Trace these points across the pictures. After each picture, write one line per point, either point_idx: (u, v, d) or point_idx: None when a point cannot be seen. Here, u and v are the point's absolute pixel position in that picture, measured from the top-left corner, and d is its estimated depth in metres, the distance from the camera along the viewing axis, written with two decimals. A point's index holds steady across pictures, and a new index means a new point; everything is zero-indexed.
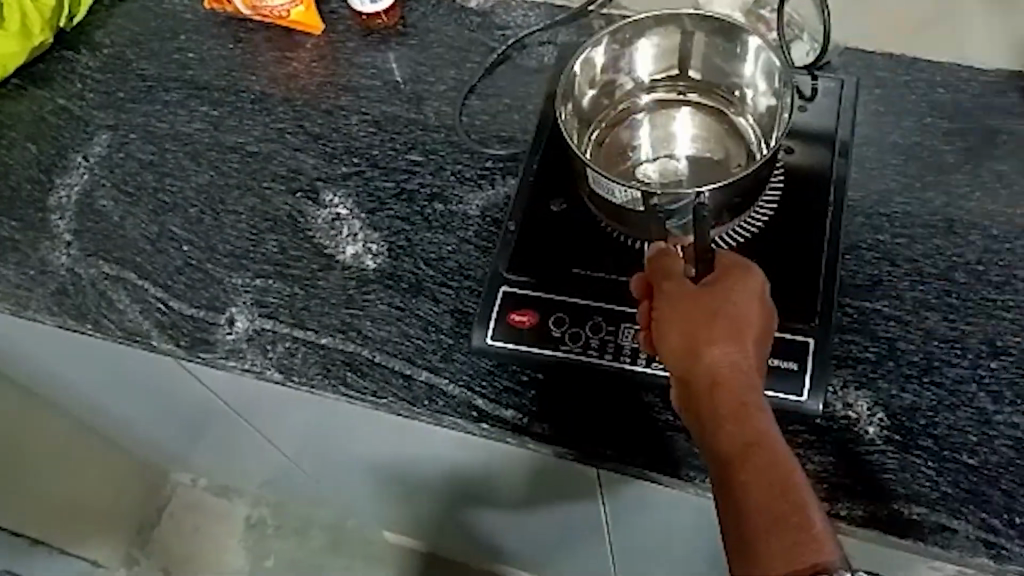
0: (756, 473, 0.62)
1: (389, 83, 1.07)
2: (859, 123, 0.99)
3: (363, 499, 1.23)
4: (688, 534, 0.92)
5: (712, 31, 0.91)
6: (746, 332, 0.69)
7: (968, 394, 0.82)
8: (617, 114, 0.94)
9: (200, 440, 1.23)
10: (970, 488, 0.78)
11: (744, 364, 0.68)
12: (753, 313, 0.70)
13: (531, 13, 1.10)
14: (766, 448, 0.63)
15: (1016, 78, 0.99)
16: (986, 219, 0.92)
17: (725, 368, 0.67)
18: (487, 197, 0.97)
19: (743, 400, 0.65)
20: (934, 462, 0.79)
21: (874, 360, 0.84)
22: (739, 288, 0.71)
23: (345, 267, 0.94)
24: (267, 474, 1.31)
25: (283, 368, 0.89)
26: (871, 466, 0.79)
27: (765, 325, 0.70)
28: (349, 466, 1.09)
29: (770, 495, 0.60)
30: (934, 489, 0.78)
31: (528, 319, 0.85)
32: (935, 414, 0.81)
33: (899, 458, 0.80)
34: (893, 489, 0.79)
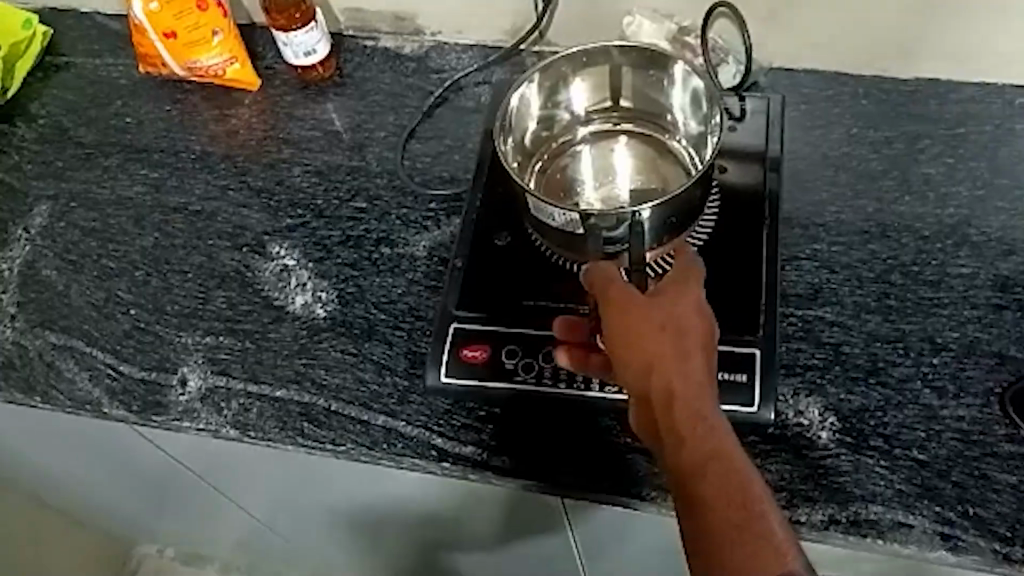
0: (715, 485, 0.63)
1: (330, 133, 1.08)
2: (786, 138, 1.02)
3: (334, 552, 1.22)
4: (656, 553, 0.92)
5: (640, 62, 0.92)
6: (694, 343, 0.70)
7: (913, 391, 0.84)
8: (556, 149, 0.96)
9: (167, 508, 1.21)
10: (923, 482, 0.80)
11: (696, 376, 0.68)
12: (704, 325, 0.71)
13: (465, 55, 1.12)
14: (724, 460, 0.64)
15: (935, 85, 1.03)
16: (917, 221, 0.95)
17: (680, 378, 0.68)
18: (433, 237, 0.98)
19: (698, 409, 0.66)
20: (885, 459, 0.81)
21: (821, 366, 0.86)
22: (682, 301, 0.72)
23: (294, 318, 0.94)
24: (236, 536, 1.29)
25: (239, 425, 0.88)
26: (826, 469, 0.81)
27: (711, 335, 0.71)
28: (316, 519, 1.08)
29: (732, 509, 0.61)
30: (887, 487, 0.80)
31: (480, 354, 0.86)
32: (883, 413, 0.83)
33: (853, 460, 0.81)
34: (848, 488, 0.80)
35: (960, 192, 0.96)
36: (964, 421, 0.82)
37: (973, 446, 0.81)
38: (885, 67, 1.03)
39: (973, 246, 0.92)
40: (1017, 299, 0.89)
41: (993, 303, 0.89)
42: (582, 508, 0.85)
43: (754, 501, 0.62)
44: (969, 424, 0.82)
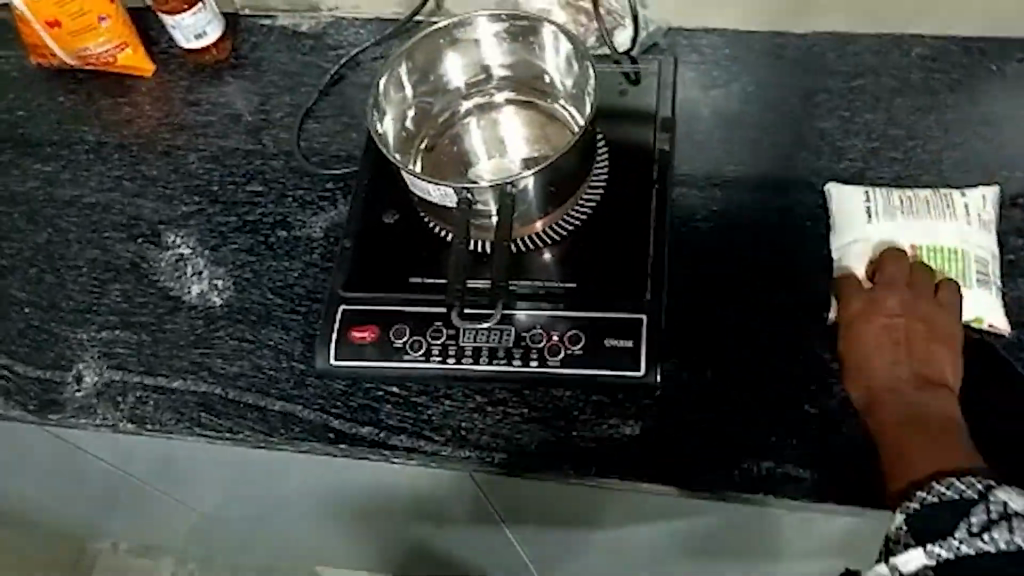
0: (902, 465, 0.74)
1: (227, 116, 1.06)
2: (681, 102, 1.02)
3: (275, 543, 1.19)
4: (581, 524, 0.91)
5: (512, 31, 0.91)
6: (866, 358, 0.81)
7: (801, 335, 0.85)
8: (442, 125, 0.95)
9: (103, 512, 1.17)
10: (822, 419, 0.81)
11: (866, 384, 0.80)
12: (887, 328, 0.81)
13: (362, 29, 1.11)
14: (896, 433, 0.76)
15: (829, 39, 1.03)
16: (812, 177, 0.95)
17: (855, 390, 0.81)
18: (330, 218, 0.97)
19: (879, 391, 0.79)
20: (782, 404, 0.82)
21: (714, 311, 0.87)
22: (863, 323, 0.82)
23: (189, 307, 0.93)
24: (178, 537, 1.26)
25: (136, 419, 0.87)
26: (724, 415, 0.82)
27: (881, 336, 0.81)
28: (248, 513, 1.06)
29: (908, 474, 0.73)
30: (784, 429, 0.81)
31: (369, 334, 0.85)
32: (775, 354, 0.85)
33: (748, 402, 0.82)
34: (745, 441, 0.81)
35: (855, 145, 0.97)
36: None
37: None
38: (785, 23, 1.03)
39: None
40: None
41: None
42: (498, 483, 0.84)
43: (916, 460, 0.73)
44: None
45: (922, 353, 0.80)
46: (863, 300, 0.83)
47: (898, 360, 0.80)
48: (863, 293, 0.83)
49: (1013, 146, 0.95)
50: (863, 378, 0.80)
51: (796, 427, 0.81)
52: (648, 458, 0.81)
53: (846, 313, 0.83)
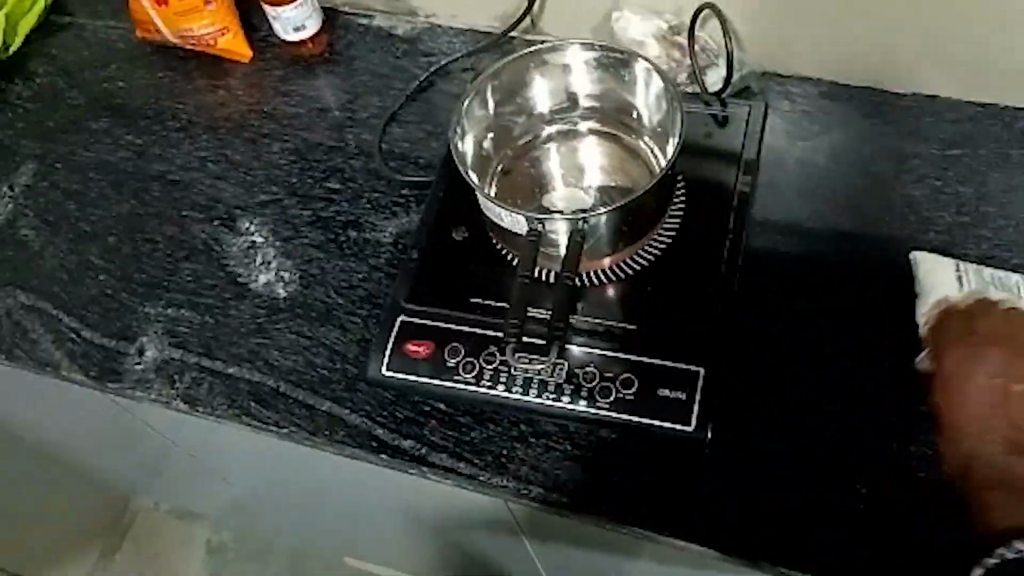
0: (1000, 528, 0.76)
1: (314, 110, 1.08)
2: (767, 148, 1.00)
3: (306, 533, 1.19)
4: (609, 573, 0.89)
5: (603, 62, 0.91)
6: (965, 414, 0.81)
7: (822, 342, 0.87)
8: (521, 147, 0.95)
9: (147, 475, 1.18)
10: (842, 428, 0.82)
11: (965, 441, 0.80)
12: (987, 390, 0.81)
13: (456, 39, 1.11)
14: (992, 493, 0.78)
15: (929, 103, 1.00)
16: (893, 244, 0.92)
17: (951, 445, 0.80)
18: (400, 224, 0.98)
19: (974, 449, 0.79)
20: (802, 414, 0.83)
21: (737, 316, 0.89)
22: (966, 380, 0.82)
23: (254, 296, 0.95)
24: (217, 509, 1.27)
25: (189, 398, 0.89)
26: (744, 420, 0.83)
27: (983, 394, 0.81)
28: (286, 505, 1.06)
29: None
30: (805, 436, 0.82)
31: (423, 349, 0.85)
32: (795, 360, 0.86)
33: (770, 408, 0.84)
34: (762, 448, 0.82)
35: (943, 217, 0.94)
36: (861, 359, 0.86)
37: (881, 389, 0.84)
38: (885, 83, 1.01)
39: None
40: None
41: None
42: (536, 518, 0.83)
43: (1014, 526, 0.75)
44: (871, 367, 0.85)
45: None
46: (964, 354, 0.83)
47: (997, 421, 0.79)
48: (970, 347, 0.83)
49: None
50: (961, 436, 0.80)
51: (817, 434, 0.82)
52: (686, 516, 0.79)
53: (948, 366, 0.83)
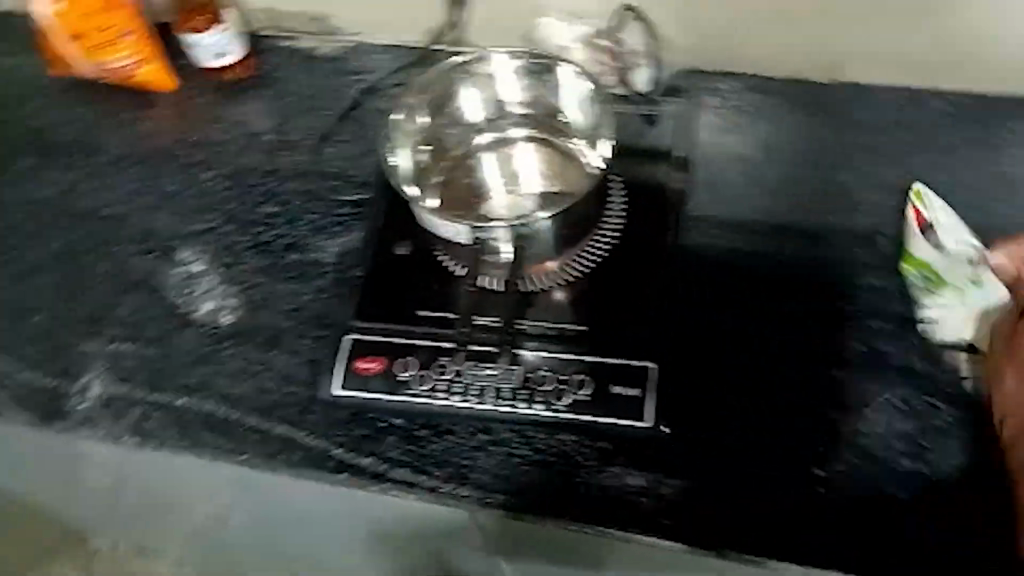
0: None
1: (245, 135, 1.07)
2: (699, 145, 1.02)
3: (270, 564, 1.17)
4: None
5: (530, 69, 0.95)
6: None
7: (812, 344, 0.87)
8: (456, 158, 0.95)
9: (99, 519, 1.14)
10: (830, 429, 0.82)
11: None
12: None
13: (383, 56, 1.11)
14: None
15: (847, 90, 1.04)
16: (827, 228, 0.95)
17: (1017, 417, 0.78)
18: (343, 243, 0.97)
19: None
20: (780, 413, 0.83)
21: (710, 315, 0.89)
22: None
23: (198, 325, 0.93)
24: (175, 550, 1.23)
25: (139, 432, 0.87)
26: (727, 416, 0.83)
27: None
28: (241, 536, 1.04)
29: None
30: (795, 438, 0.82)
31: (375, 365, 0.85)
32: (785, 362, 0.86)
33: (758, 408, 0.84)
34: (749, 444, 0.82)
35: (871, 199, 0.97)
36: (849, 359, 0.86)
37: (846, 375, 0.85)
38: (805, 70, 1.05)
39: (881, 252, 0.93)
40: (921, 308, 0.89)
41: (895, 312, 0.89)
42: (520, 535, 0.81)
43: None
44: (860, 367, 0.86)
45: None
46: None
47: None
48: None
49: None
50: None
51: (806, 436, 0.82)
52: (652, 509, 0.79)
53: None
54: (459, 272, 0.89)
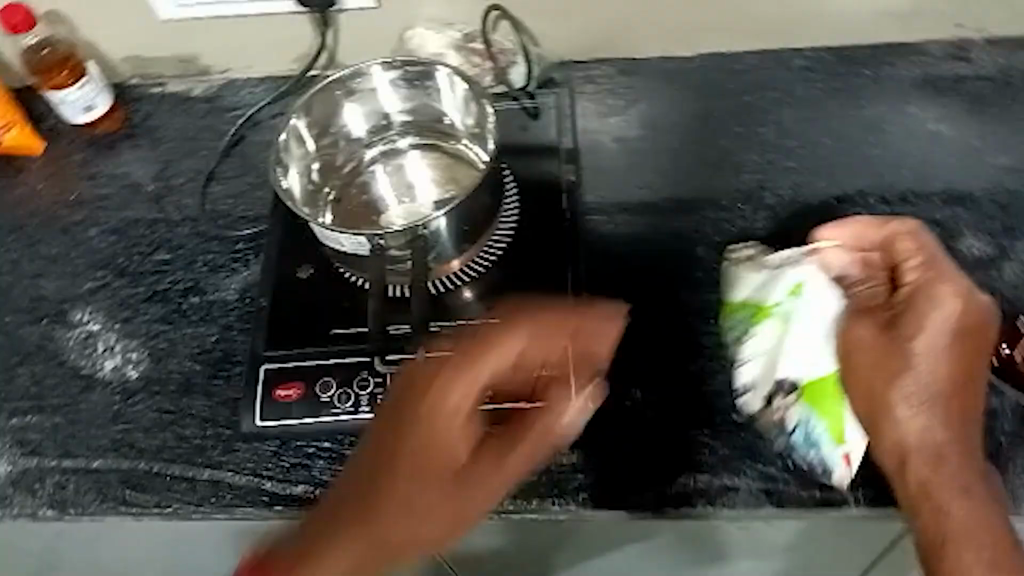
0: (930, 526, 0.69)
1: (126, 187, 1.04)
2: (581, 132, 1.05)
3: None
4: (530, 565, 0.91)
5: (406, 76, 0.93)
6: (875, 399, 0.72)
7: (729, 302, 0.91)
8: (347, 176, 0.95)
9: None
10: None
11: (917, 427, 0.70)
12: (922, 366, 0.71)
13: (257, 88, 1.10)
14: (944, 492, 0.69)
15: (714, 60, 1.07)
16: (714, 193, 0.98)
17: (884, 435, 0.72)
18: (243, 278, 0.95)
19: (914, 442, 0.70)
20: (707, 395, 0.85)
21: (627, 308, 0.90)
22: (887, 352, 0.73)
23: (105, 384, 0.90)
24: None
25: (57, 503, 0.83)
26: (664, 402, 0.85)
27: (911, 372, 0.71)
28: None
29: (925, 534, 0.69)
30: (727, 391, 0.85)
31: (294, 391, 0.84)
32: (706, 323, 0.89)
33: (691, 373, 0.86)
34: (687, 427, 0.83)
35: (751, 158, 1.01)
36: None
37: None
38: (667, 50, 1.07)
39: (768, 208, 0.97)
40: None
41: None
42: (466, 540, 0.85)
43: (932, 522, 0.69)
44: None
45: (911, 404, 0.71)
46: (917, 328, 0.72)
47: (902, 408, 0.71)
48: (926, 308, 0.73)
49: (893, 146, 1.00)
50: (895, 425, 0.71)
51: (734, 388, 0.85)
52: (586, 483, 0.81)
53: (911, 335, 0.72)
54: (364, 285, 0.89)
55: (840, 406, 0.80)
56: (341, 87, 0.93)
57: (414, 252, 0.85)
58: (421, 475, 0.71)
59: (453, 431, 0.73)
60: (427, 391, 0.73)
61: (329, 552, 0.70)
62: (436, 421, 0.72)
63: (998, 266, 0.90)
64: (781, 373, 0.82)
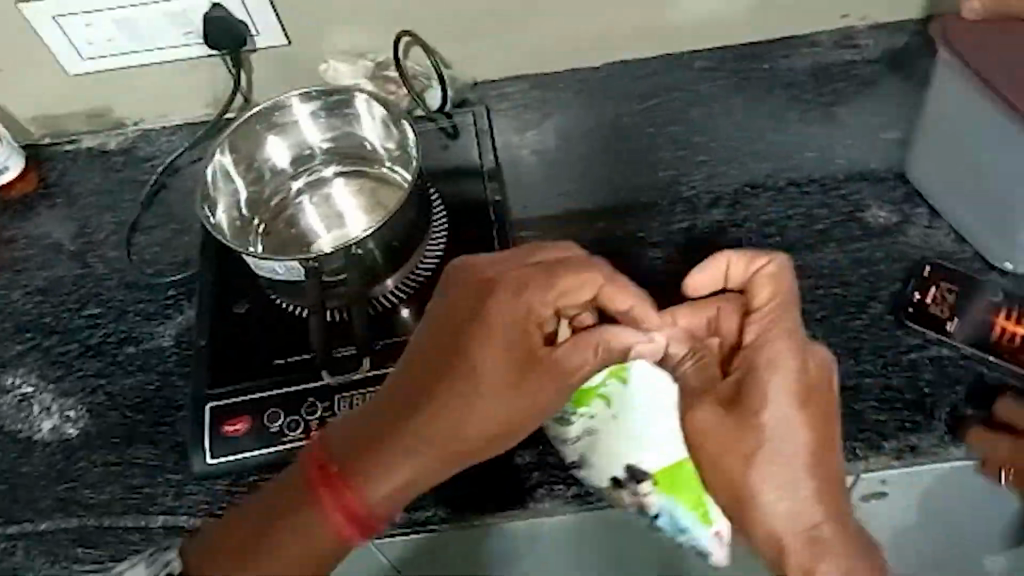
0: None
1: (48, 247, 1.03)
2: (500, 148, 1.07)
3: None
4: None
5: (324, 105, 0.95)
6: (739, 485, 0.69)
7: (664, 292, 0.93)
8: (273, 210, 0.96)
9: None
10: None
11: (784, 507, 0.68)
12: (781, 437, 0.67)
13: (173, 136, 1.09)
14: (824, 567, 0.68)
15: (621, 67, 1.11)
16: (633, 193, 1.01)
17: (753, 518, 0.69)
18: (178, 323, 0.94)
19: (785, 525, 0.68)
20: None
21: None
22: (743, 427, 0.68)
23: (44, 445, 0.88)
24: None
25: (6, 571, 0.81)
26: None
27: (768, 449, 0.67)
28: None
29: None
30: None
31: (243, 425, 0.83)
32: None
33: None
34: None
35: (666, 156, 1.04)
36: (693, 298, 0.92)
37: None
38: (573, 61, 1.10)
39: (686, 202, 1.00)
40: (731, 239, 0.96)
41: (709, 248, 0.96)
42: (423, 557, 0.84)
43: None
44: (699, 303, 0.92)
45: (778, 483, 0.68)
46: (770, 398, 0.68)
47: (772, 488, 0.68)
48: (777, 369, 0.68)
49: (799, 131, 1.04)
50: (763, 508, 0.68)
51: None
52: (543, 480, 0.82)
53: (762, 408, 0.67)
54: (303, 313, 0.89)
55: (693, 490, 0.73)
56: (260, 120, 0.94)
57: (348, 272, 0.85)
58: (477, 382, 0.68)
59: (508, 338, 0.68)
60: (485, 292, 0.69)
61: (377, 460, 0.69)
62: (497, 318, 0.68)
63: (905, 234, 0.95)
64: (639, 460, 0.73)
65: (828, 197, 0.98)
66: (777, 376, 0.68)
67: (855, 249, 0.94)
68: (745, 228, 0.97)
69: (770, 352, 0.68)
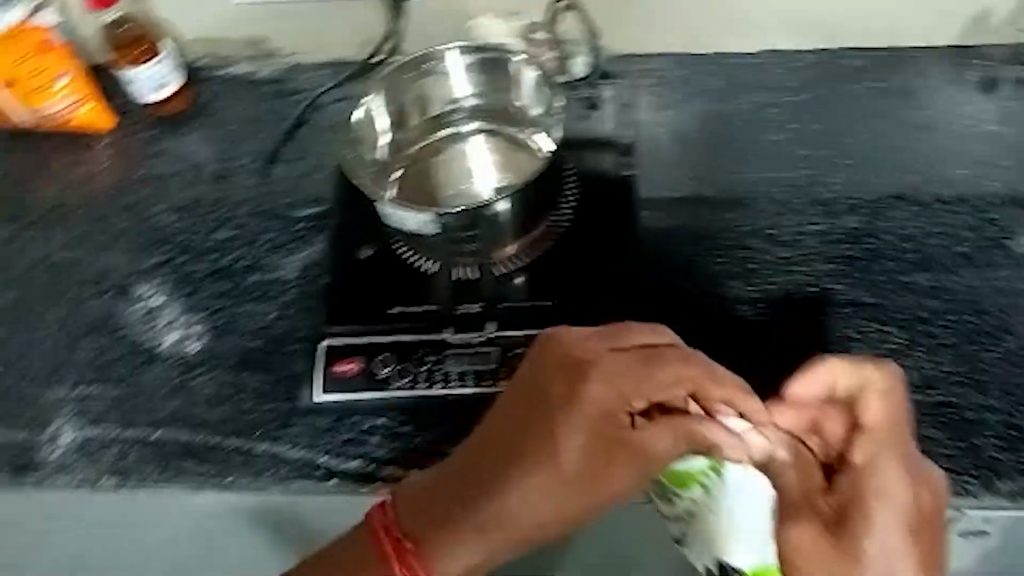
0: None
1: (193, 166, 1.07)
2: (639, 123, 1.04)
3: None
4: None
5: (477, 64, 0.99)
6: None
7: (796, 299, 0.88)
8: (411, 158, 0.99)
9: None
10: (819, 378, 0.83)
11: None
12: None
13: (320, 72, 1.12)
14: None
15: (774, 56, 1.07)
16: (768, 186, 0.98)
17: None
18: (303, 257, 0.97)
19: None
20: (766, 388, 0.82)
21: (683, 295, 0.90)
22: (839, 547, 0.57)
23: (166, 357, 0.92)
24: None
25: (117, 473, 0.85)
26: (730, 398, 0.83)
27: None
28: None
29: None
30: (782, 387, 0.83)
31: (354, 366, 0.86)
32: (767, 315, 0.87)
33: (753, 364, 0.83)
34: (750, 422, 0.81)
35: (808, 154, 1.00)
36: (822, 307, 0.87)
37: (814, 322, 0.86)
38: (723, 45, 1.07)
39: (823, 205, 0.96)
40: (867, 248, 0.92)
41: (844, 256, 0.91)
42: None
43: None
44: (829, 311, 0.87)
45: None
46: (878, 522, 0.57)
47: None
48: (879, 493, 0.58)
49: (954, 145, 0.98)
50: None
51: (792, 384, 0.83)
52: None
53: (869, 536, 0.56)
54: (430, 268, 0.92)
55: None
56: (415, 71, 0.99)
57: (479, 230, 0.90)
58: (553, 468, 0.68)
59: (596, 428, 0.67)
60: (578, 372, 0.68)
61: (443, 537, 0.71)
62: (586, 411, 0.67)
63: None
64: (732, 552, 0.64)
65: (976, 218, 0.92)
66: (884, 506, 0.57)
67: (999, 277, 0.88)
68: (883, 240, 0.92)
69: (880, 473, 0.59)
